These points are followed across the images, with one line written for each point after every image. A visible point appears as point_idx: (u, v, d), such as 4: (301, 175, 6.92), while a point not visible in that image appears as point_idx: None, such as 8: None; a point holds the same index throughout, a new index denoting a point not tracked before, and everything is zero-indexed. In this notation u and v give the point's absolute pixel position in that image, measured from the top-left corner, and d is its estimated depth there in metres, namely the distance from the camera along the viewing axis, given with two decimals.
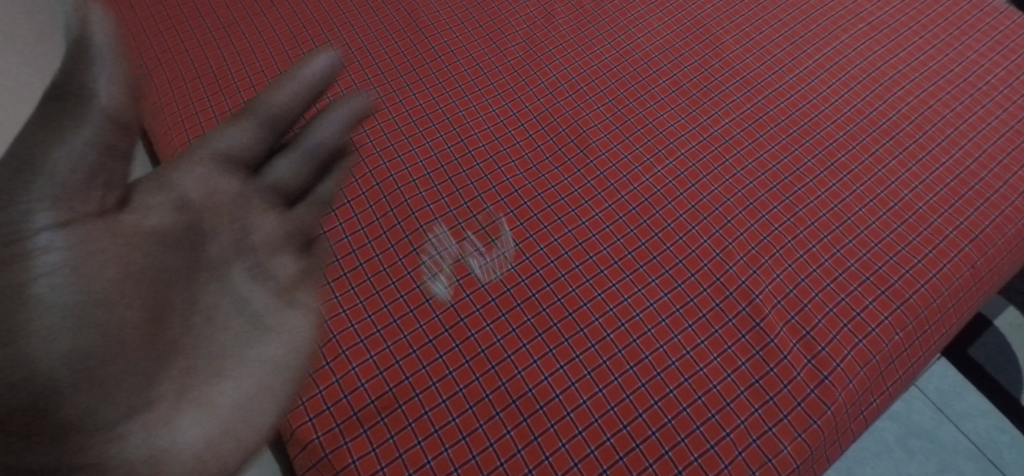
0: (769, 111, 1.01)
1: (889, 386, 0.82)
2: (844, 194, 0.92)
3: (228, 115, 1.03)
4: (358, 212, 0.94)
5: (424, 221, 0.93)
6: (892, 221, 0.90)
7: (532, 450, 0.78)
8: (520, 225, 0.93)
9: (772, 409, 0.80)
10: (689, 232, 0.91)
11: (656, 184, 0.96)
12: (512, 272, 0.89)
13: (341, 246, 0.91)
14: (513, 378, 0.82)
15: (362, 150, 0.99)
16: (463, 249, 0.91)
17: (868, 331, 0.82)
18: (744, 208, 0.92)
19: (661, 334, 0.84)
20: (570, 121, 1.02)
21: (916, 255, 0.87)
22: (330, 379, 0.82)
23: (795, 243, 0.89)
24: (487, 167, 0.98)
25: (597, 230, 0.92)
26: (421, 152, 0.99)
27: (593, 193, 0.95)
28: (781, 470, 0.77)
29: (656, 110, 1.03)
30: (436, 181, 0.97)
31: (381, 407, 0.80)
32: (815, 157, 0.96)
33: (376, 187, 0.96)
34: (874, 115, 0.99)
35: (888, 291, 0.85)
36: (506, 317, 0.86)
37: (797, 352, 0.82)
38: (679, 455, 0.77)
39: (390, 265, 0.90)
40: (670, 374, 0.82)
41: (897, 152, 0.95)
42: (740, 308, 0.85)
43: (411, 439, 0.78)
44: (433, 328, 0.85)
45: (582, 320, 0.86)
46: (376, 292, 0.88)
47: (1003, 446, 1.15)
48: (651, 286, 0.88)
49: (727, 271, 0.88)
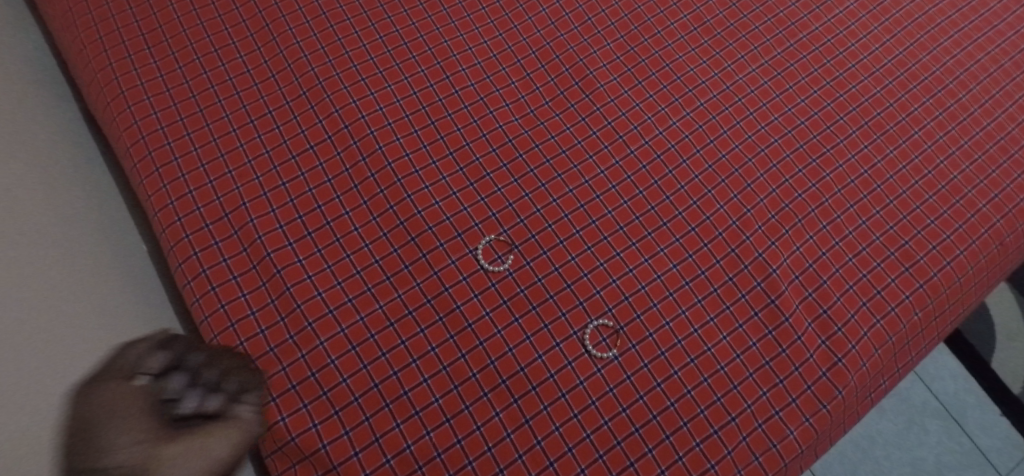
0: (801, 58, 0.92)
1: (899, 368, 0.79)
2: (876, 158, 0.85)
3: (160, 35, 0.87)
4: (323, 160, 0.80)
5: (401, 174, 0.80)
6: (925, 192, 0.84)
7: (523, 433, 0.70)
8: (513, 183, 0.82)
9: (780, 392, 0.74)
10: (704, 196, 0.83)
11: (671, 138, 0.86)
12: (505, 237, 0.79)
13: (304, 201, 0.78)
14: (503, 356, 0.73)
15: (326, 85, 0.84)
16: (448, 207, 0.79)
17: (888, 311, 0.77)
18: (766, 171, 0.84)
19: (667, 309, 0.77)
20: (575, 59, 0.90)
21: (945, 230, 0.82)
22: (295, 354, 0.71)
23: (819, 213, 0.82)
24: (475, 110, 0.85)
25: (601, 191, 0.82)
26: (398, 90, 0.85)
27: (598, 146, 0.85)
28: (784, 455, 0.73)
29: (675, 50, 0.92)
30: (417, 125, 0.83)
31: (354, 386, 0.70)
32: (848, 114, 0.88)
33: (346, 131, 0.82)
34: (916, 68, 0.92)
35: (912, 268, 0.79)
36: (496, 288, 0.76)
37: (812, 333, 0.76)
38: (680, 440, 0.72)
39: (362, 224, 0.78)
40: (676, 353, 0.75)
41: (937, 112, 0.89)
42: (755, 283, 0.78)
43: (389, 421, 0.69)
44: (413, 298, 0.75)
45: (581, 292, 0.77)
46: (347, 256, 0.76)
47: (968, 406, 1.17)
48: (659, 257, 0.79)
49: (743, 241, 0.80)
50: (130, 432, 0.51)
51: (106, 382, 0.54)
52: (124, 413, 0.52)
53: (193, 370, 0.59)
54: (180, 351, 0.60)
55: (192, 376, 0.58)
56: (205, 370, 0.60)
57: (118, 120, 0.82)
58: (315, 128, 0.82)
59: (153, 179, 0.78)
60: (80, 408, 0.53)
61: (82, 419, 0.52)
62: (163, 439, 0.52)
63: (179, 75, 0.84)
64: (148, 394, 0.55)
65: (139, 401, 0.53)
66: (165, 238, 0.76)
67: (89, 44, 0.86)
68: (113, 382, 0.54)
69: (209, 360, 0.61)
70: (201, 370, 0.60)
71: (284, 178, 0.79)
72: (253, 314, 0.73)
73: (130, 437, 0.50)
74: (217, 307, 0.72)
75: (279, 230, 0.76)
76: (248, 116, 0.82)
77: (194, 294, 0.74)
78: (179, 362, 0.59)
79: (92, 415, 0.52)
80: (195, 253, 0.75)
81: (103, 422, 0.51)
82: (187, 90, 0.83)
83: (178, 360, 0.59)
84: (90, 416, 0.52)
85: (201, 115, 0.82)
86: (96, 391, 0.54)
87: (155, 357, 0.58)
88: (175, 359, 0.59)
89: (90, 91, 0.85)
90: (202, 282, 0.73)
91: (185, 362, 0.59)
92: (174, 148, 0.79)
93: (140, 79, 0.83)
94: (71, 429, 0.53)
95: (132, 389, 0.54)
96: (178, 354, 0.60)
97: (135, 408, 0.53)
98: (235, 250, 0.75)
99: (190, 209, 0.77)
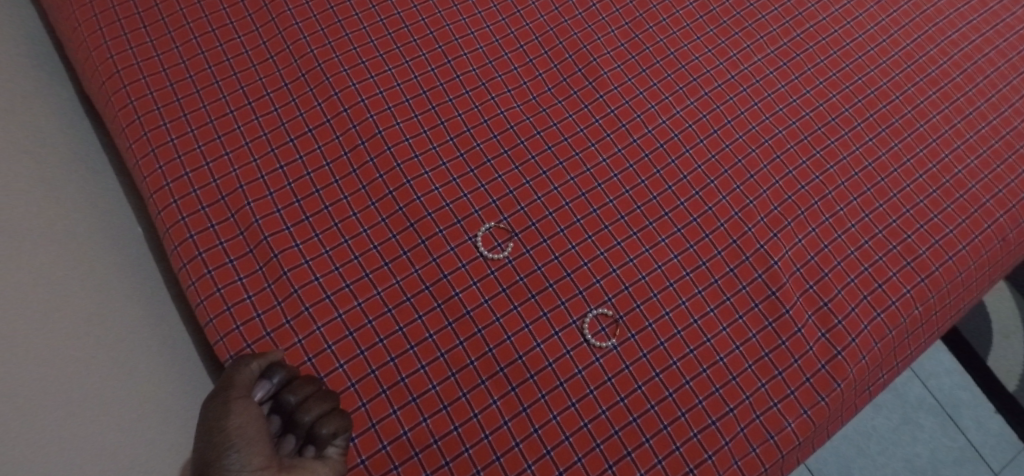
0: (807, 48, 0.91)
1: (898, 362, 0.79)
2: (881, 151, 0.85)
3: (157, 14, 0.85)
4: (322, 143, 0.80)
5: (401, 159, 0.79)
6: (929, 186, 0.83)
7: (520, 421, 0.70)
8: (514, 170, 0.81)
9: (779, 384, 0.74)
10: (706, 186, 0.82)
11: (674, 127, 0.85)
12: (505, 224, 0.78)
13: (302, 184, 0.77)
14: (501, 344, 0.73)
15: (326, 67, 0.83)
16: (448, 194, 0.78)
17: (888, 304, 0.77)
18: (770, 162, 0.84)
19: (667, 299, 0.76)
20: (579, 46, 0.89)
21: (948, 225, 0.81)
22: (291, 339, 0.70)
23: (822, 205, 0.82)
24: (477, 96, 0.84)
25: (603, 179, 0.82)
26: (399, 73, 0.84)
27: (601, 135, 0.84)
28: (782, 447, 0.73)
29: (680, 38, 0.91)
30: (417, 110, 0.82)
31: (351, 372, 0.70)
32: (854, 106, 0.88)
33: (345, 114, 0.81)
34: (923, 60, 0.91)
35: (913, 262, 0.79)
36: (496, 275, 0.75)
37: (812, 325, 0.76)
38: (677, 430, 0.72)
39: (361, 209, 0.77)
40: (675, 344, 0.75)
41: (943, 105, 0.88)
42: (755, 275, 0.78)
43: (385, 408, 0.69)
44: (411, 285, 0.74)
45: (581, 281, 0.76)
46: (345, 241, 0.75)
47: (963, 403, 1.17)
48: (660, 247, 0.79)
49: (745, 233, 0.80)
50: (254, 460, 0.50)
51: (232, 399, 0.53)
52: (250, 438, 0.51)
53: (291, 406, 0.57)
54: (287, 379, 0.59)
55: (288, 414, 0.57)
56: (305, 408, 0.57)
57: (113, 99, 0.80)
58: (314, 111, 0.81)
59: (149, 160, 0.77)
60: (206, 422, 0.52)
61: (209, 433, 0.51)
62: (278, 474, 0.51)
63: (176, 55, 0.83)
64: (261, 423, 0.54)
65: (260, 429, 0.53)
66: (161, 220, 0.75)
67: (84, 21, 0.84)
68: (238, 401, 0.53)
69: (309, 394, 0.59)
70: (300, 407, 0.57)
71: (282, 161, 0.78)
72: (250, 298, 0.72)
73: (256, 464, 0.50)
74: (213, 290, 0.71)
75: (276, 214, 0.75)
76: (246, 98, 0.81)
77: (190, 277, 0.72)
78: (278, 393, 0.58)
79: (221, 434, 0.51)
80: (192, 235, 0.73)
81: (239, 442, 0.50)
82: (183, 71, 0.82)
83: (281, 391, 0.58)
84: (223, 435, 0.50)
85: (197, 96, 0.81)
86: (223, 408, 0.53)
87: (262, 383, 0.57)
88: (278, 390, 0.58)
89: (84, 69, 0.83)
90: (198, 265, 0.72)
91: (285, 397, 0.58)
92: (170, 130, 0.78)
93: (136, 59, 0.82)
94: (199, 438, 0.51)
95: (253, 413, 0.53)
96: (281, 384, 0.58)
97: (257, 435, 0.52)
98: (232, 233, 0.74)
99: (187, 191, 0.76)
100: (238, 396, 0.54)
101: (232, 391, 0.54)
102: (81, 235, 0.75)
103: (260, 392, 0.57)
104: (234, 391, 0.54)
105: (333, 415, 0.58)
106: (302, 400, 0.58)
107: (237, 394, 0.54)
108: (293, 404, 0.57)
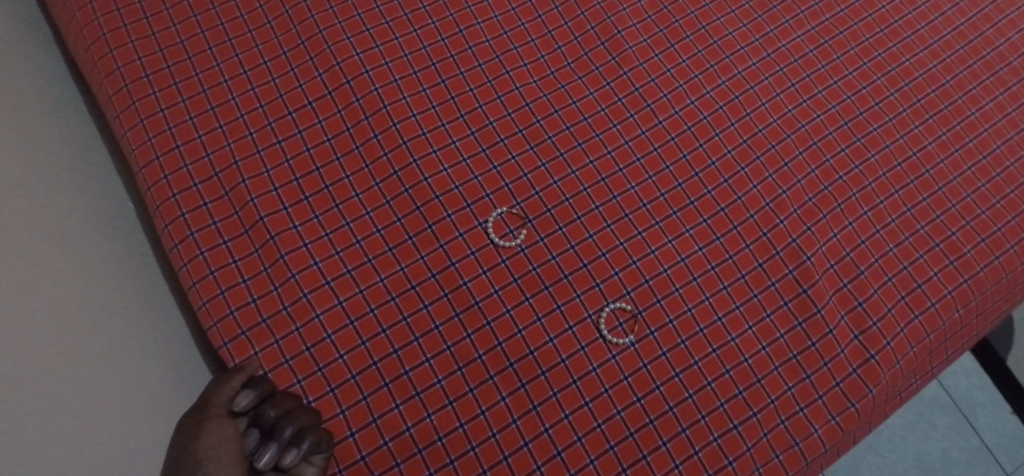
0: (851, 26, 0.85)
1: (933, 366, 0.74)
2: (926, 140, 0.80)
3: None
4: (322, 118, 0.74)
5: (407, 136, 0.73)
6: (977, 179, 0.78)
7: (530, 420, 0.66)
8: (529, 150, 0.75)
9: (806, 388, 0.69)
10: (736, 174, 0.77)
11: (703, 109, 0.79)
12: (518, 210, 0.73)
13: (302, 161, 0.72)
14: (511, 338, 0.68)
15: (327, 34, 0.77)
16: (457, 176, 0.73)
17: (927, 306, 0.72)
18: (806, 149, 0.78)
19: (690, 294, 0.71)
20: (603, 17, 0.83)
21: (995, 222, 0.76)
22: (288, 328, 0.66)
23: (860, 198, 0.76)
24: (491, 69, 0.79)
25: (625, 163, 0.76)
26: (406, 42, 0.78)
27: (624, 115, 0.78)
28: (807, 454, 0.68)
29: (713, 11, 0.85)
30: (426, 84, 0.77)
31: (351, 364, 0.65)
32: (899, 90, 0.82)
33: (347, 86, 0.75)
34: (977, 42, 0.85)
35: (957, 262, 0.74)
36: (507, 264, 0.70)
37: (845, 326, 0.71)
38: (696, 434, 0.67)
39: (363, 190, 0.71)
40: (697, 342, 0.70)
41: (996, 91, 0.83)
42: (786, 271, 0.73)
43: (387, 402, 0.65)
44: (417, 272, 0.69)
45: (598, 273, 0.71)
46: (346, 224, 0.70)
47: (979, 403, 1.13)
48: (684, 238, 0.74)
49: (776, 225, 0.74)
50: None
51: (205, 418, 0.48)
52: (224, 459, 0.46)
53: (271, 421, 0.52)
54: (268, 393, 0.54)
55: (268, 429, 0.52)
56: (285, 421, 0.52)
57: (99, 65, 0.75)
58: (314, 83, 0.75)
59: (138, 131, 0.72)
60: (177, 445, 0.47)
61: (177, 455, 0.46)
62: None
63: (166, 18, 0.77)
64: (238, 443, 0.49)
65: (234, 449, 0.48)
66: (150, 197, 0.70)
67: None
68: (212, 419, 0.49)
69: (290, 408, 0.55)
70: (281, 421, 0.52)
71: (280, 135, 0.73)
72: (244, 282, 0.67)
73: None
74: (206, 273, 0.67)
75: (273, 193, 0.70)
76: (241, 66, 0.76)
77: (181, 259, 0.68)
78: (258, 409, 0.53)
79: (191, 456, 0.45)
80: (183, 214, 0.68)
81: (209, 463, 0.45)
82: (174, 35, 0.77)
83: (260, 406, 0.53)
84: (192, 456, 0.45)
85: (189, 63, 0.75)
86: (195, 427, 0.48)
87: (241, 397, 0.52)
88: (257, 406, 0.53)
89: (69, 32, 0.77)
90: (190, 245, 0.67)
91: (265, 413, 0.53)
92: (161, 100, 0.73)
93: (123, 20, 0.76)
94: (165, 462, 0.46)
95: (228, 432, 0.48)
96: (260, 401, 0.53)
97: (231, 456, 0.47)
98: (226, 212, 0.69)
99: (178, 166, 0.70)
100: (212, 414, 0.49)
101: (205, 410, 0.49)
102: (64, 210, 0.71)
103: (240, 405, 0.52)
104: (207, 410, 0.49)
105: (315, 429, 0.54)
106: (282, 416, 0.53)
107: (212, 412, 0.49)
108: (273, 418, 0.52)
